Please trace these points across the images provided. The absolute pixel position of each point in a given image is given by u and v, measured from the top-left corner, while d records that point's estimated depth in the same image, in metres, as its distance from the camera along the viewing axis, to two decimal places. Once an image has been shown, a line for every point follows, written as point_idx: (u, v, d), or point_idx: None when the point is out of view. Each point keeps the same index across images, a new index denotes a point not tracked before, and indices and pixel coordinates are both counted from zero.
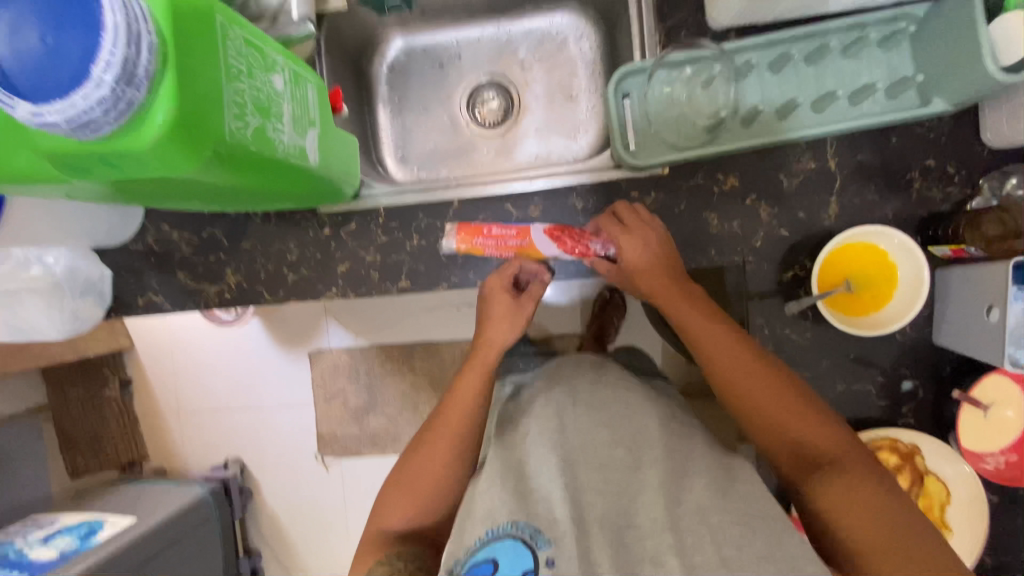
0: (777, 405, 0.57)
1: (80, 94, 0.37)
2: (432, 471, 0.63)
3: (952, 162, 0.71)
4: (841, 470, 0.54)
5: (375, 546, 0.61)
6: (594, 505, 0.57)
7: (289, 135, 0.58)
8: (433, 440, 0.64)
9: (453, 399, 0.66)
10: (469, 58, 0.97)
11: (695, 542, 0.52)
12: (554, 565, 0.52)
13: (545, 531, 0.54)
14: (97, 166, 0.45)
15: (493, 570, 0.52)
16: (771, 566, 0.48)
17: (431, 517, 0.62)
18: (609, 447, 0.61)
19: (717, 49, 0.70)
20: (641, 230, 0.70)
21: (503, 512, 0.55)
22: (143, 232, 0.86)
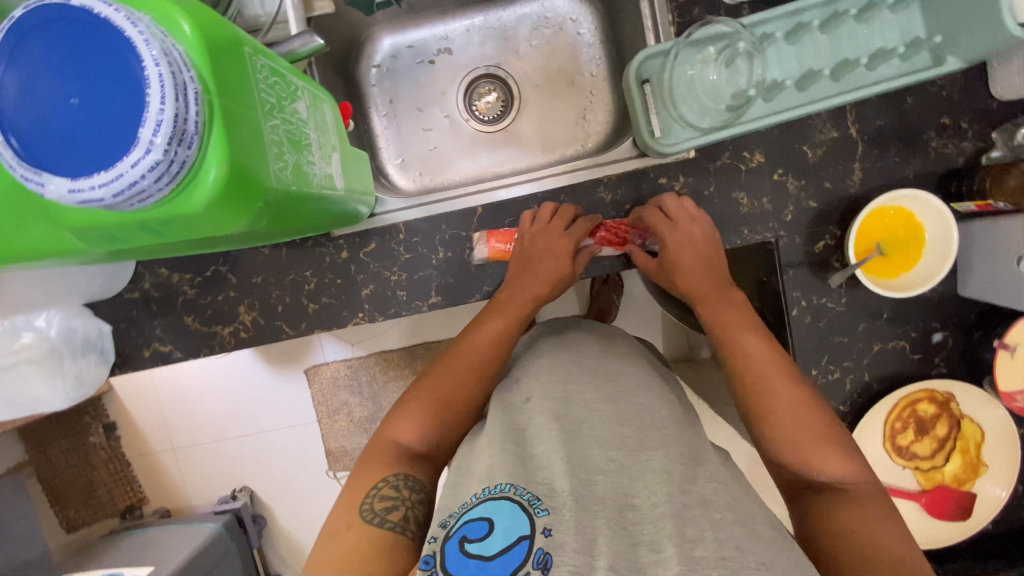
0: (806, 424, 0.59)
1: (127, 162, 0.32)
2: (458, 399, 0.66)
3: (964, 118, 0.73)
4: (857, 502, 0.55)
5: (384, 457, 0.61)
6: (594, 483, 0.53)
7: (319, 164, 0.53)
8: (459, 367, 0.68)
9: (480, 334, 0.70)
10: (462, 52, 0.93)
11: (696, 535, 0.48)
12: (549, 533, 0.48)
13: (542, 499, 0.51)
14: (135, 234, 0.39)
15: (489, 529, 0.49)
16: (759, 562, 0.46)
17: (440, 443, 0.64)
18: (613, 425, 0.59)
19: (739, 25, 0.68)
20: (688, 232, 0.71)
21: (503, 471, 0.53)
22: (137, 278, 0.79)
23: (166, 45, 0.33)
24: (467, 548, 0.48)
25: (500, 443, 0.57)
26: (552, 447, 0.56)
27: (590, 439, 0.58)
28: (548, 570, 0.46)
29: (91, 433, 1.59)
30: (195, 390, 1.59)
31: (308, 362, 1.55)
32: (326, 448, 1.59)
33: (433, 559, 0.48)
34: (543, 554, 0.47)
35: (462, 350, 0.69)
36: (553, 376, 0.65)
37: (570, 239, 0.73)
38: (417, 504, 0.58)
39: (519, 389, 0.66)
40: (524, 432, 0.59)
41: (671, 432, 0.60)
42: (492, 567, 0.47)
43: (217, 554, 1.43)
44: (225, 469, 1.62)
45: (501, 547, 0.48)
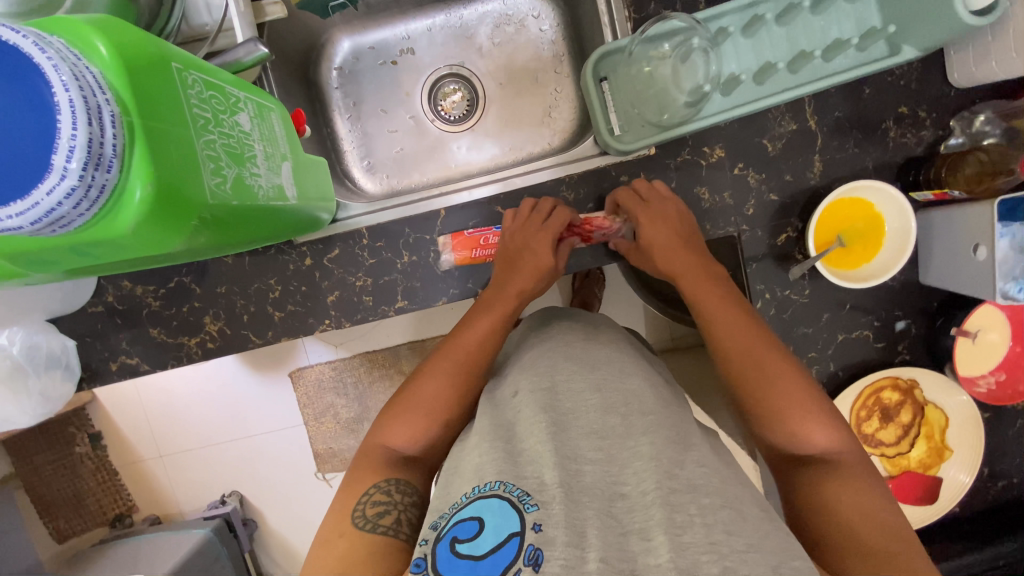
0: (794, 397, 0.59)
1: (42, 189, 0.32)
2: (442, 401, 0.66)
3: (922, 107, 0.73)
4: (842, 470, 0.55)
5: (375, 463, 0.62)
6: (583, 474, 0.52)
7: (265, 176, 0.53)
8: (448, 367, 0.68)
9: (467, 335, 0.70)
10: (424, 52, 0.92)
11: (685, 521, 0.47)
12: (539, 529, 0.47)
13: (532, 494, 0.50)
14: (68, 257, 0.39)
15: (479, 528, 0.48)
16: (746, 544, 0.45)
17: (432, 444, 0.65)
18: (601, 415, 0.58)
19: (693, 21, 0.68)
20: (653, 218, 0.71)
21: (492, 470, 0.53)
22: (101, 292, 0.78)
23: (77, 68, 0.33)
24: (457, 548, 0.48)
25: (489, 441, 0.57)
26: (540, 441, 0.55)
27: (576, 430, 0.57)
28: (539, 566, 0.44)
29: (78, 444, 1.57)
30: (181, 397, 1.58)
31: (291, 366, 1.55)
32: (314, 450, 1.60)
33: (424, 562, 0.48)
34: (534, 550, 0.46)
35: (451, 349, 0.69)
36: (539, 371, 0.64)
37: (549, 234, 0.72)
38: (409, 508, 0.60)
39: (507, 385, 0.66)
40: (510, 428, 0.58)
41: (658, 415, 0.58)
42: (483, 566, 0.46)
43: (207, 559, 1.43)
44: (213, 474, 1.63)
45: (491, 546, 0.47)
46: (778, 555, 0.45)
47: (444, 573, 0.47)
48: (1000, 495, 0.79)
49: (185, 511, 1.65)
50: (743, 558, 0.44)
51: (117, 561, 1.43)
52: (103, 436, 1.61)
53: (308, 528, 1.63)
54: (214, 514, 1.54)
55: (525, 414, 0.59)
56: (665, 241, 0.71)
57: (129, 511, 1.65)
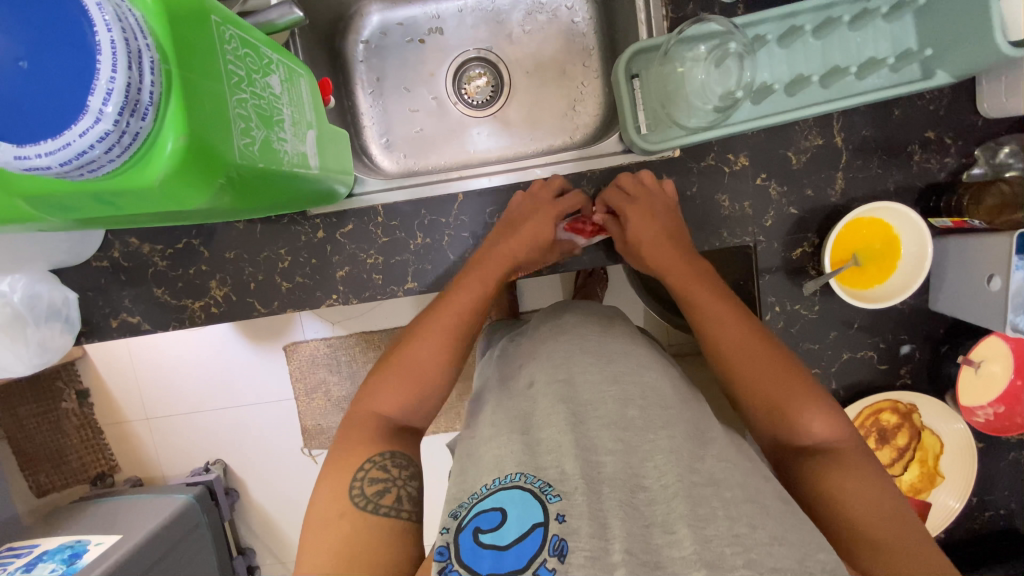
0: (787, 391, 0.58)
1: (75, 130, 0.31)
2: (435, 367, 0.65)
3: (949, 133, 0.73)
4: (847, 463, 0.55)
5: (369, 432, 0.61)
6: (604, 464, 0.53)
7: (291, 141, 0.52)
8: (436, 333, 0.66)
9: (454, 303, 0.68)
10: (453, 33, 0.91)
11: (707, 514, 0.48)
12: (563, 519, 0.48)
13: (554, 485, 0.51)
14: (91, 205, 0.38)
15: (502, 519, 0.49)
16: (771, 536, 0.46)
17: (420, 408, 0.64)
18: (619, 407, 0.58)
19: (730, 25, 0.67)
20: (648, 210, 0.70)
21: (512, 463, 0.54)
22: (106, 246, 0.77)
23: (120, 10, 0.32)
24: (480, 539, 0.49)
25: (507, 433, 0.58)
26: (559, 430, 0.56)
27: (596, 421, 0.57)
28: (564, 558, 0.46)
29: (64, 399, 1.55)
30: (171, 360, 1.57)
31: (287, 339, 1.54)
32: (302, 425, 1.59)
33: (448, 550, 0.49)
34: (558, 541, 0.47)
35: (437, 317, 0.67)
36: (556, 361, 0.65)
37: (557, 207, 0.73)
38: (408, 483, 0.59)
39: (522, 375, 0.67)
40: (528, 419, 0.59)
41: (678, 410, 0.58)
42: (508, 556, 0.48)
43: (187, 525, 1.42)
44: (199, 441, 1.62)
45: (515, 536, 0.48)
46: (801, 549, 0.46)
47: (469, 563, 0.48)
48: (985, 524, 0.80)
49: (168, 475, 1.64)
50: (768, 550, 0.45)
51: (97, 520, 1.42)
52: (91, 394, 1.59)
53: (289, 502, 1.63)
54: (197, 480, 1.54)
55: (541, 403, 0.60)
56: (654, 235, 0.70)
57: (111, 471, 1.64)
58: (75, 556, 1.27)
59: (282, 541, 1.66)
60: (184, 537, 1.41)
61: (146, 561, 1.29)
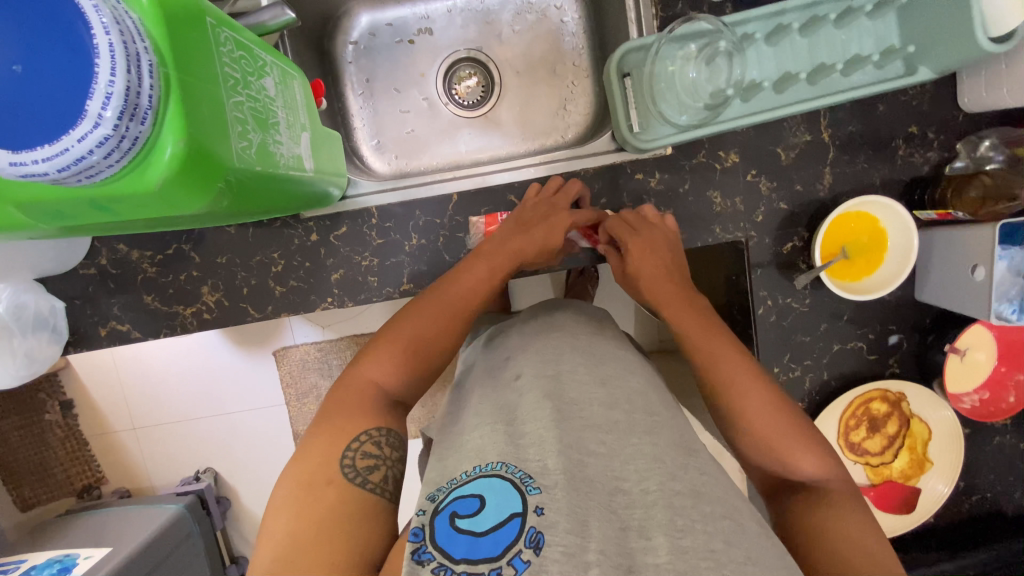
0: (771, 424, 0.58)
1: (74, 136, 0.30)
2: (430, 340, 0.65)
3: (931, 128, 0.75)
4: (831, 501, 0.55)
5: (361, 398, 0.60)
6: (585, 464, 0.51)
7: (286, 144, 0.52)
8: (440, 315, 0.66)
9: (459, 290, 0.68)
10: (443, 33, 0.91)
11: (686, 526, 0.46)
12: (541, 512, 0.46)
13: (534, 477, 0.49)
14: (87, 212, 0.38)
15: (481, 505, 0.47)
16: (745, 556, 0.44)
17: (414, 382, 0.64)
18: (605, 410, 0.57)
19: (719, 24, 0.69)
20: (656, 237, 0.72)
21: (494, 451, 0.52)
22: (93, 254, 0.75)
23: (117, 13, 0.31)
24: (457, 524, 0.46)
25: (491, 423, 0.56)
26: (543, 426, 0.54)
27: (580, 421, 0.55)
28: (541, 551, 0.44)
29: (47, 411, 1.52)
30: (159, 367, 1.54)
31: (276, 344, 1.52)
32: (294, 431, 1.57)
33: (422, 532, 0.46)
34: (536, 533, 0.45)
35: (440, 299, 0.67)
36: (545, 357, 0.64)
37: (569, 214, 0.75)
38: (396, 463, 0.56)
39: (508, 366, 0.66)
40: (513, 410, 0.58)
41: (659, 416, 0.58)
42: (483, 543, 0.45)
43: (179, 535, 1.40)
44: (189, 449, 1.59)
45: (492, 524, 0.46)
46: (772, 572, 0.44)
47: (443, 547, 0.45)
48: (971, 508, 0.82)
49: (157, 485, 1.62)
50: (741, 569, 0.43)
51: (85, 532, 1.39)
52: (76, 405, 1.56)
53: None
54: (187, 490, 1.51)
55: (529, 399, 0.58)
56: (654, 267, 0.72)
57: (98, 482, 1.61)
58: (64, 570, 1.24)
59: None
60: (175, 548, 1.39)
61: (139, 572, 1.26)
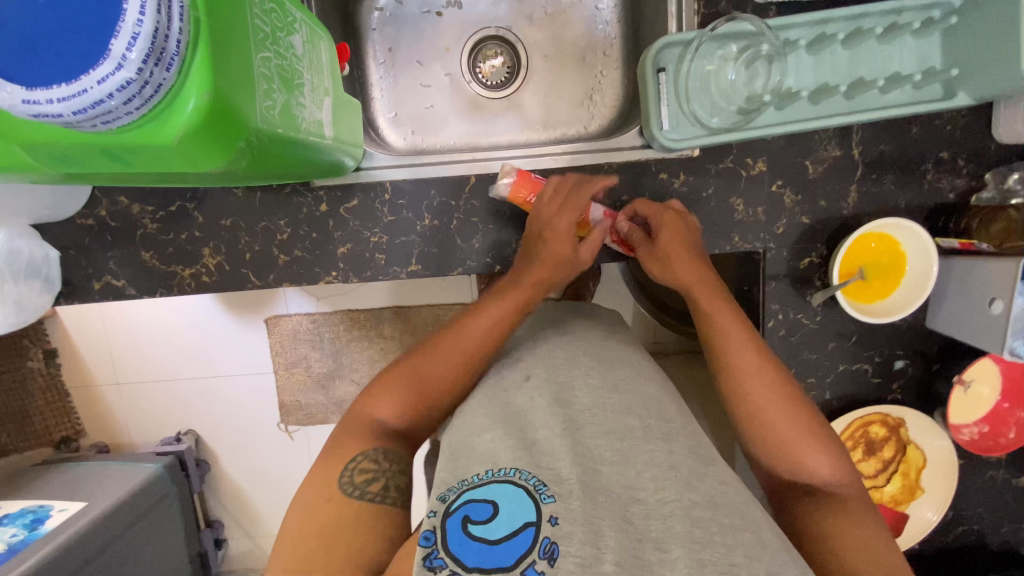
0: (790, 425, 0.58)
1: (94, 76, 0.28)
2: (439, 385, 0.64)
3: (962, 155, 0.73)
4: (849, 509, 0.55)
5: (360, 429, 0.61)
6: (600, 473, 0.51)
7: (309, 107, 0.50)
8: (455, 353, 0.64)
9: (472, 323, 0.66)
10: (472, 8, 0.88)
11: (703, 539, 0.45)
12: (555, 522, 0.45)
13: (548, 484, 0.48)
14: (99, 161, 0.35)
15: (494, 512, 0.46)
16: (767, 572, 0.43)
17: (420, 419, 0.63)
18: (619, 415, 0.56)
19: (763, 27, 0.66)
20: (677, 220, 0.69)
21: (507, 456, 0.51)
22: (92, 204, 0.73)
23: None
24: (470, 530, 0.45)
25: (503, 428, 0.55)
26: (555, 434, 0.54)
27: (593, 429, 0.55)
28: (554, 561, 0.43)
29: (30, 358, 1.50)
30: (147, 325, 1.51)
31: (270, 312, 1.49)
32: (280, 400, 1.55)
33: (434, 536, 0.46)
34: (549, 544, 0.44)
35: (447, 345, 0.65)
36: (556, 361, 0.64)
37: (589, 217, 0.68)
38: (396, 475, 0.58)
39: (520, 368, 0.64)
40: (523, 419, 0.57)
41: (678, 422, 0.57)
42: (495, 551, 0.44)
43: (156, 496, 1.38)
44: (172, 410, 1.57)
45: (505, 532, 0.45)
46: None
47: (455, 553, 0.44)
48: (957, 537, 0.82)
49: (137, 443, 1.60)
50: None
51: (60, 483, 1.37)
52: (59, 354, 1.53)
53: (262, 476, 1.60)
54: (168, 450, 1.49)
55: (538, 403, 0.58)
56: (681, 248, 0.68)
57: (76, 435, 1.58)
58: (37, 521, 1.23)
59: (252, 515, 1.63)
60: (152, 508, 1.37)
61: (112, 529, 1.25)
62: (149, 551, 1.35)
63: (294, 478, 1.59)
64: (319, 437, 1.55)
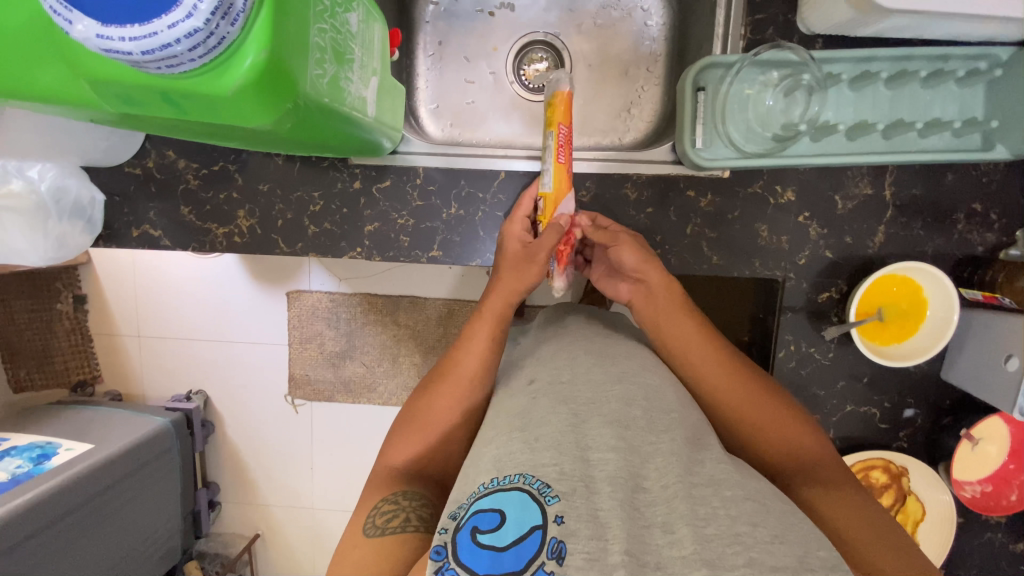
0: (771, 416, 0.61)
1: (165, 21, 0.31)
2: (439, 417, 0.64)
3: (996, 209, 0.72)
4: (831, 481, 0.57)
5: (379, 484, 0.62)
6: (605, 463, 0.51)
7: (356, 84, 0.52)
8: (455, 388, 0.65)
9: (463, 353, 0.67)
10: (524, 12, 0.90)
11: (708, 514, 0.46)
12: (561, 522, 0.45)
13: (553, 486, 0.48)
14: (157, 104, 0.38)
15: (501, 520, 0.46)
16: (772, 534, 0.44)
17: (434, 464, 0.64)
18: (623, 406, 0.57)
19: (808, 57, 0.67)
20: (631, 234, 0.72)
21: (511, 463, 0.51)
22: (142, 154, 0.76)
23: None
24: (479, 539, 0.45)
25: (505, 432, 0.55)
26: (559, 430, 0.54)
27: (599, 420, 0.55)
28: (563, 560, 0.43)
29: (60, 301, 1.57)
30: (174, 283, 1.56)
31: (293, 286, 1.53)
32: (290, 373, 1.58)
33: (444, 550, 0.46)
34: (557, 543, 0.44)
35: (447, 385, 0.65)
36: (559, 365, 0.64)
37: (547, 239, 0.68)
38: (418, 508, 0.59)
39: (523, 375, 0.66)
40: (526, 416, 0.57)
41: (680, 414, 0.57)
42: (505, 558, 0.44)
43: (159, 448, 1.42)
44: (186, 368, 1.62)
45: (513, 538, 0.45)
46: (802, 548, 0.43)
47: (466, 564, 0.44)
48: None
49: (149, 396, 1.65)
50: (769, 547, 0.43)
51: (70, 423, 1.42)
52: (87, 301, 1.60)
53: (263, 446, 1.63)
54: (177, 406, 1.53)
55: (541, 402, 0.58)
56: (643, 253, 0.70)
57: (93, 381, 1.65)
58: (44, 456, 1.27)
59: (248, 483, 1.66)
60: (153, 459, 1.41)
61: (112, 474, 1.29)
62: (143, 501, 1.39)
63: (293, 452, 1.62)
64: (323, 414, 1.58)
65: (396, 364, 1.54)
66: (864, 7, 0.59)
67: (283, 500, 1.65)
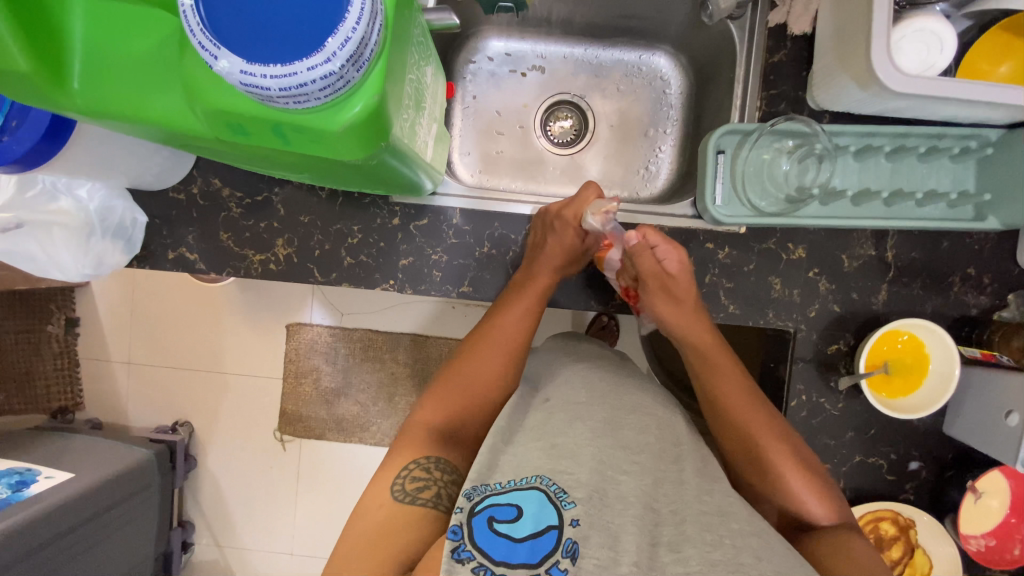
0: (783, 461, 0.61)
1: (305, 64, 0.34)
2: (475, 387, 0.67)
3: (987, 273, 0.79)
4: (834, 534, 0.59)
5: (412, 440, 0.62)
6: (619, 482, 0.52)
7: (424, 129, 0.57)
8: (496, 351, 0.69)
9: (502, 324, 0.70)
10: (553, 74, 0.98)
11: (714, 540, 0.49)
12: (576, 524, 0.47)
13: (568, 492, 0.49)
14: (263, 134, 0.42)
15: (518, 514, 0.47)
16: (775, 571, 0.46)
17: (466, 426, 0.65)
18: (634, 434, 0.58)
19: (819, 129, 0.75)
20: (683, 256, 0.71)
21: (529, 467, 0.52)
22: (188, 180, 0.79)
23: None
24: (496, 527, 0.46)
25: (524, 441, 0.56)
26: (580, 440, 0.55)
27: (611, 441, 0.56)
28: (576, 560, 0.45)
29: (51, 323, 1.53)
30: (175, 310, 1.55)
31: (292, 319, 1.53)
32: (280, 408, 1.55)
33: (461, 530, 0.46)
34: (571, 544, 0.46)
35: (485, 350, 0.69)
36: (576, 385, 0.65)
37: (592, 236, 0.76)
38: (449, 485, 0.59)
39: (540, 393, 0.66)
40: (541, 428, 0.58)
41: (688, 447, 0.60)
42: (521, 549, 0.46)
43: (140, 482, 1.36)
44: (174, 399, 1.57)
45: (529, 532, 0.46)
46: None
47: (483, 548, 0.45)
48: None
49: (130, 426, 1.58)
50: None
51: (46, 450, 1.34)
52: (80, 324, 1.56)
53: (245, 484, 1.56)
54: (163, 437, 1.47)
55: (556, 417, 0.59)
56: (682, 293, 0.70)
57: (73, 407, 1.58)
58: (22, 483, 1.18)
59: (225, 525, 1.57)
60: (133, 494, 1.34)
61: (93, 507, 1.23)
62: (118, 540, 1.31)
63: (275, 493, 1.55)
64: (312, 453, 1.53)
65: (391, 404, 1.52)
66: (875, 89, 0.66)
67: (261, 545, 1.56)
